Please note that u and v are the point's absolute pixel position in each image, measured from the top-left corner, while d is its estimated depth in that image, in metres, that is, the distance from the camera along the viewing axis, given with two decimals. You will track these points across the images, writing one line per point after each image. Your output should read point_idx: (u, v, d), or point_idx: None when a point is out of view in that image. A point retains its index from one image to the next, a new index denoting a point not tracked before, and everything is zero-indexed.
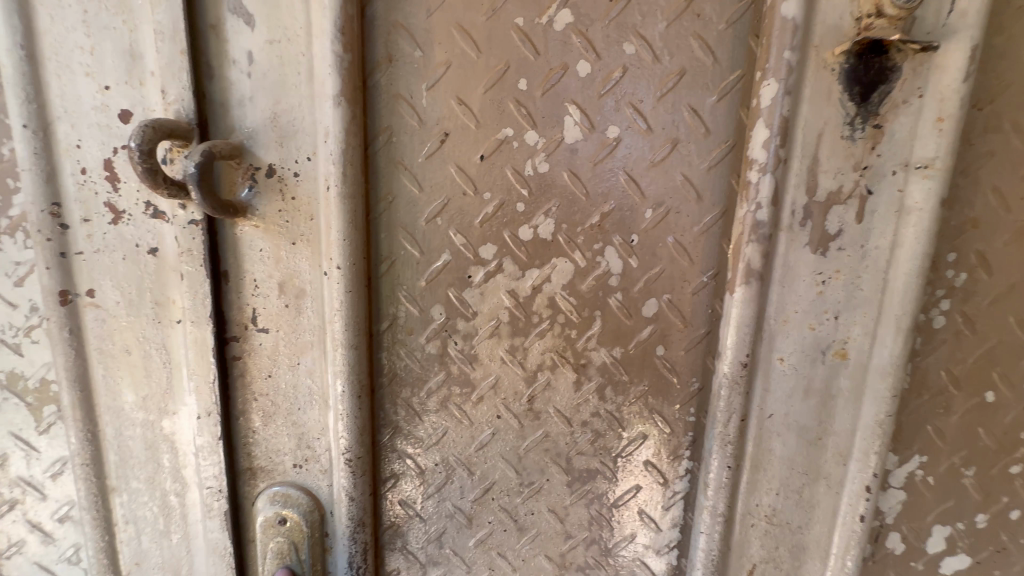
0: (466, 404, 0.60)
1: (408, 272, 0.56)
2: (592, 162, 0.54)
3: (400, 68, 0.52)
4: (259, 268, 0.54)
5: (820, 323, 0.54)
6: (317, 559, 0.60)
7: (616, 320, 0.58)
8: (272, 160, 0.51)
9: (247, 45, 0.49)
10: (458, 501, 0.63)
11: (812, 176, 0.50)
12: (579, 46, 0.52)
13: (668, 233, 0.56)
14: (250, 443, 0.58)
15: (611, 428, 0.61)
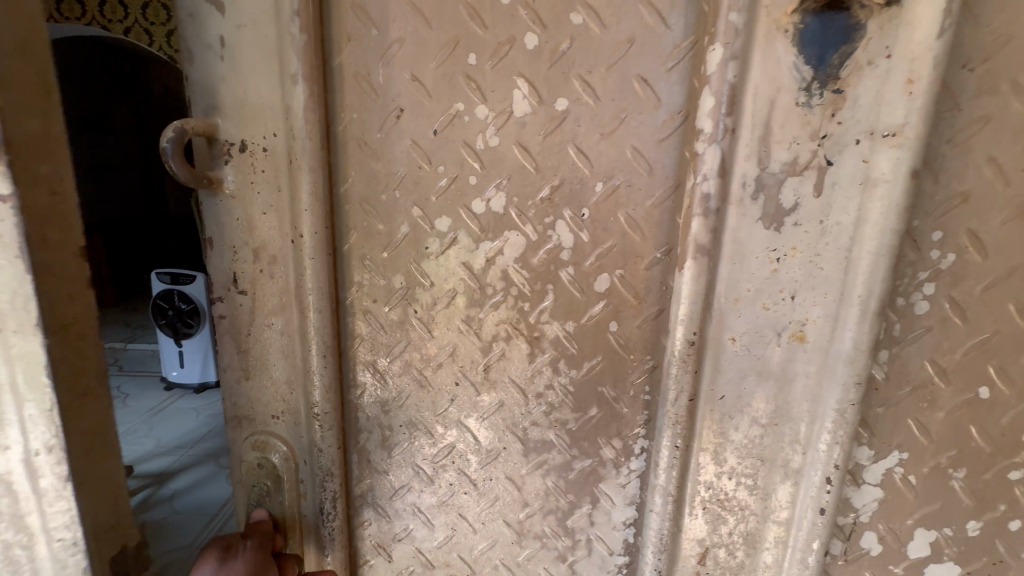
0: (426, 371, 0.63)
1: (370, 242, 0.60)
2: (541, 136, 0.54)
3: (357, 46, 0.54)
4: (236, 237, 0.59)
5: (775, 302, 0.51)
6: (293, 501, 0.66)
7: (568, 295, 0.58)
8: (243, 136, 0.56)
9: (219, 31, 0.54)
10: (421, 461, 0.66)
11: (764, 146, 0.47)
12: (525, 19, 0.52)
13: (619, 208, 0.55)
14: (236, 393, 0.65)
15: (566, 402, 0.62)
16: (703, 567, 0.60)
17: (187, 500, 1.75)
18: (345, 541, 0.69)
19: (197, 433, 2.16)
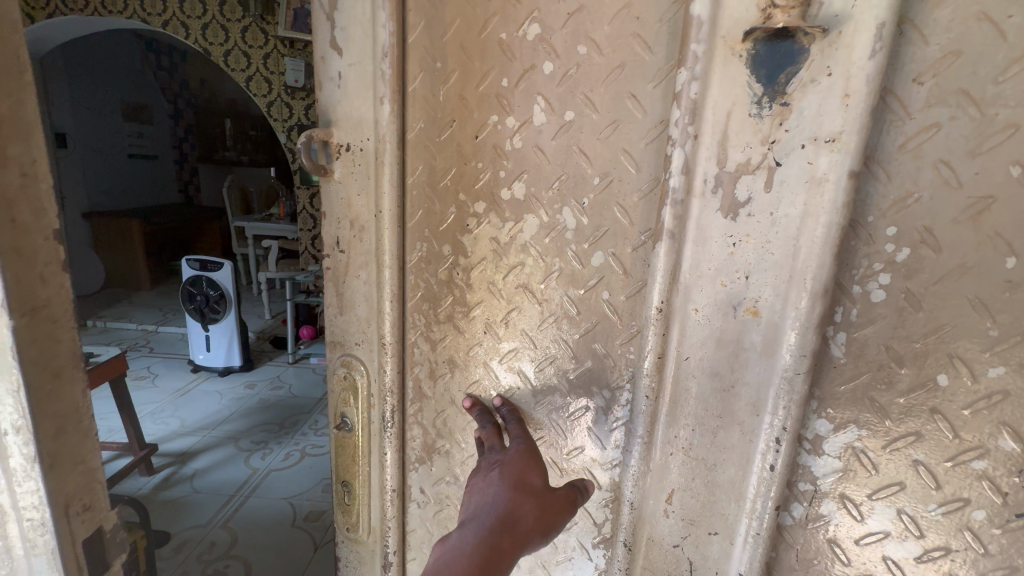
0: (462, 321, 0.82)
1: (429, 219, 0.79)
2: (552, 140, 0.70)
3: (425, 73, 0.74)
4: (339, 211, 0.81)
5: (731, 281, 0.61)
6: (365, 409, 0.89)
7: (572, 268, 0.73)
8: (349, 140, 0.77)
9: (337, 67, 0.75)
10: (455, 393, 0.85)
11: (722, 149, 0.58)
12: (543, 51, 0.68)
13: (614, 199, 0.68)
14: (333, 324, 0.88)
15: (566, 354, 0.76)
16: (670, 504, 0.71)
17: (204, 480, 2.39)
18: (397, 449, 0.89)
19: (216, 417, 2.93)
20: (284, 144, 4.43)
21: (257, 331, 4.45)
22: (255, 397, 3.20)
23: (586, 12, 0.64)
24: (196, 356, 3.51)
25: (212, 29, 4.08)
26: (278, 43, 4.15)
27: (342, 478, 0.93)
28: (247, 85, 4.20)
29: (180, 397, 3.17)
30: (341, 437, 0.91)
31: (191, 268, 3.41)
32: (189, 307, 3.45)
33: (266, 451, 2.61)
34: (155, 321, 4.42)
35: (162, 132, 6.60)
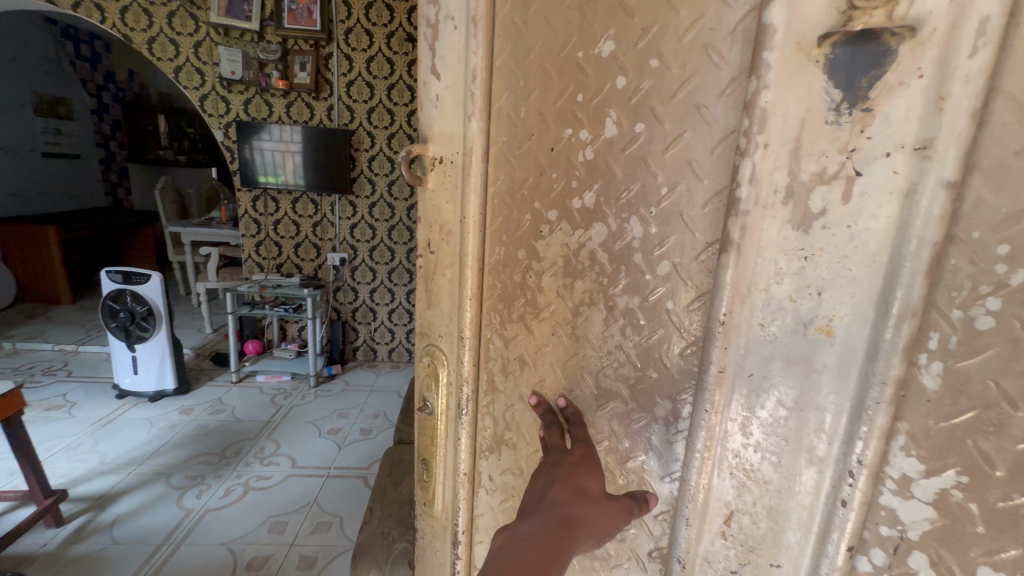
0: (532, 321, 0.88)
1: (507, 225, 0.87)
2: (622, 152, 0.75)
3: (511, 92, 0.81)
4: (430, 219, 0.93)
5: (801, 296, 0.61)
6: (444, 398, 0.98)
7: (636, 275, 0.77)
8: (443, 153, 0.87)
9: (434, 89, 0.86)
10: (520, 391, 0.91)
11: (796, 159, 0.58)
12: (617, 66, 0.73)
13: (681, 207, 0.71)
14: (419, 317, 1.00)
15: (630, 361, 0.80)
16: (728, 528, 0.72)
17: (125, 532, 2.89)
18: (469, 437, 0.97)
19: (140, 453, 3.67)
20: (221, 141, 5.01)
21: (195, 347, 5.66)
22: (179, 430, 4.03)
23: (657, 28, 0.69)
24: (123, 379, 4.45)
25: (134, 13, 4.66)
26: (210, 31, 4.72)
27: (423, 457, 1.03)
28: (176, 75, 4.78)
29: (100, 428, 3.97)
30: (423, 418, 1.01)
31: (115, 284, 4.32)
32: (113, 325, 4.35)
33: (202, 487, 3.31)
34: (75, 339, 5.31)
35: (84, 130, 7.44)
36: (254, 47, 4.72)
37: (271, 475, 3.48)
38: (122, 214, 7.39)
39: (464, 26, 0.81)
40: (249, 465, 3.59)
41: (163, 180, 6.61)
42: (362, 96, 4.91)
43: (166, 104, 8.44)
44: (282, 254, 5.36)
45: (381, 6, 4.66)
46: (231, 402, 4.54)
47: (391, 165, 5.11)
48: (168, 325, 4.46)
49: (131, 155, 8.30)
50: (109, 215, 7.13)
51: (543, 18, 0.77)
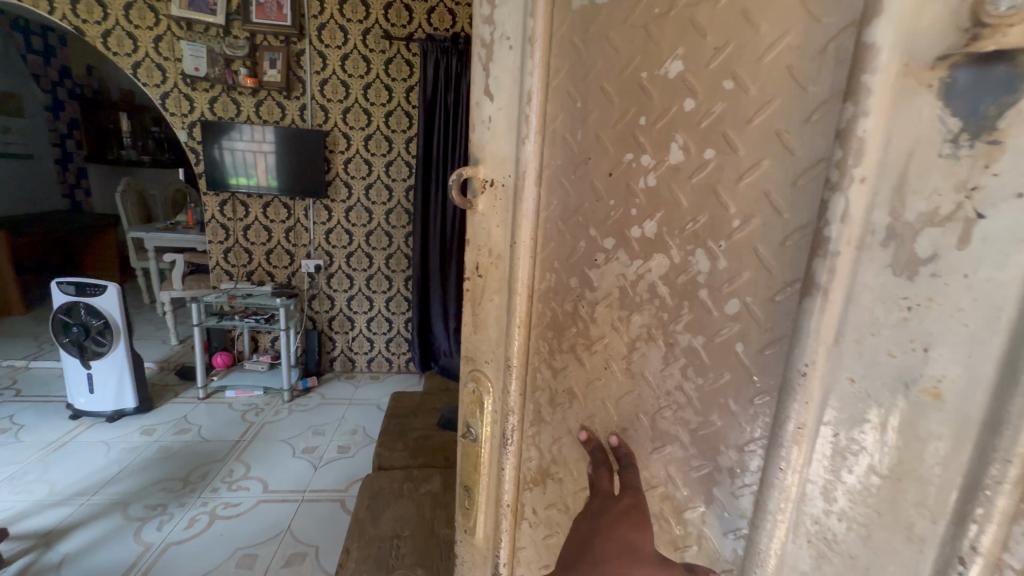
0: (584, 353, 0.90)
1: (559, 251, 0.89)
2: (689, 180, 0.71)
3: (565, 118, 0.84)
4: (482, 241, 0.99)
5: (902, 352, 0.56)
6: (489, 425, 1.06)
7: (702, 310, 0.74)
8: (496, 177, 0.93)
9: (489, 113, 0.92)
10: (570, 421, 0.93)
11: (899, 197, 0.54)
12: (686, 87, 0.69)
13: (756, 242, 0.67)
14: (468, 339, 1.08)
15: (692, 403, 0.77)
16: None
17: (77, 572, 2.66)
18: (513, 466, 1.03)
19: (98, 480, 3.42)
20: (185, 141, 4.74)
21: (158, 361, 5.31)
22: (144, 452, 3.78)
23: (733, 47, 0.65)
24: (78, 399, 4.14)
25: (87, 4, 4.39)
26: (171, 25, 4.48)
27: (466, 482, 1.12)
28: (134, 71, 4.50)
29: (55, 452, 3.70)
30: (468, 444, 1.10)
31: (68, 294, 4.03)
32: (66, 340, 4.04)
33: (164, 518, 3.10)
34: (28, 356, 5.09)
35: (38, 131, 7.04)
36: (220, 43, 4.51)
37: (241, 502, 3.28)
38: (79, 217, 7.07)
39: (521, 48, 0.85)
40: (216, 490, 3.39)
41: (124, 181, 6.27)
42: (337, 95, 4.75)
43: (128, 102, 8.06)
44: (252, 261, 5.10)
45: (356, 2, 4.57)
46: (197, 421, 4.28)
47: (368, 167, 4.99)
48: (127, 339, 4.16)
49: (90, 155, 7.90)
50: (64, 219, 6.79)
51: (604, 38, 0.77)
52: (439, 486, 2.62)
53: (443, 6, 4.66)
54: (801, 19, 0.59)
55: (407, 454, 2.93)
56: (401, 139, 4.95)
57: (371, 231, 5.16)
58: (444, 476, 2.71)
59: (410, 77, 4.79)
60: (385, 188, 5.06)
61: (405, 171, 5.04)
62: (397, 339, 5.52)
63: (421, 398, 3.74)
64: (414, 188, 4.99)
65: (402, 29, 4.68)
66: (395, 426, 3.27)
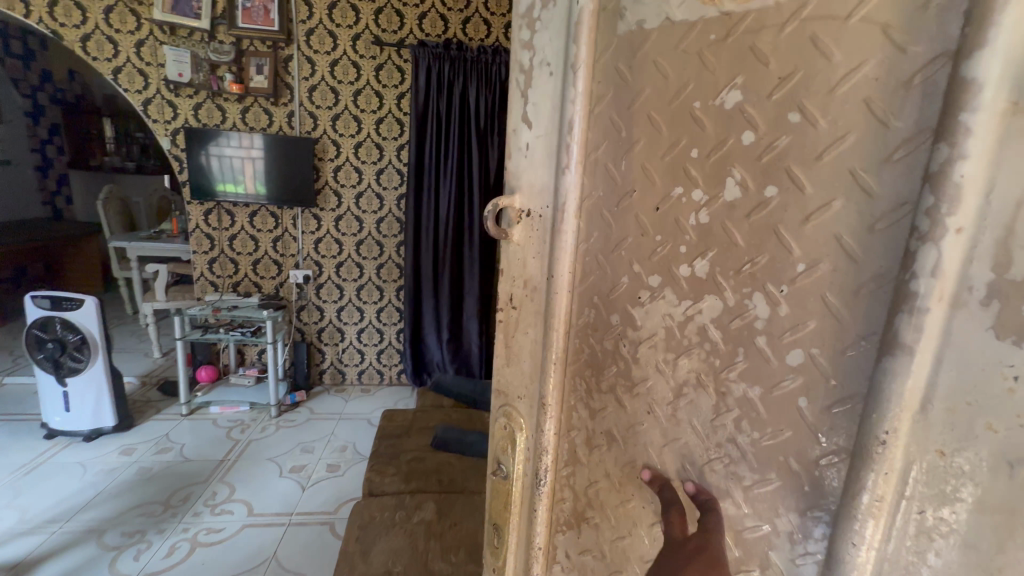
0: (625, 395, 0.85)
1: (599, 286, 0.84)
2: (746, 218, 0.67)
3: (610, 148, 0.79)
4: (515, 273, 0.94)
5: (1005, 426, 0.49)
6: (521, 463, 0.99)
7: (758, 360, 0.68)
8: (533, 207, 0.88)
9: (527, 139, 0.88)
10: (610, 465, 0.88)
11: (1005, 250, 0.47)
12: (744, 119, 0.65)
13: (824, 289, 0.61)
14: (497, 373, 1.02)
15: (745, 458, 0.71)
16: None
17: None
18: (547, 509, 0.96)
19: (72, 505, 3.25)
20: (168, 149, 4.60)
21: (139, 377, 5.09)
22: (122, 473, 3.61)
23: (801, 76, 0.60)
24: (54, 418, 3.95)
25: (65, 7, 4.20)
26: (154, 29, 4.35)
27: (494, 520, 1.05)
28: (115, 76, 4.35)
29: (27, 475, 3.51)
30: (497, 482, 1.03)
31: (43, 308, 3.85)
32: (41, 356, 3.85)
33: (141, 547, 2.93)
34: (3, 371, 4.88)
35: (17, 136, 6.85)
36: (205, 48, 4.39)
37: (224, 527, 3.13)
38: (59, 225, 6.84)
39: (562, 74, 0.81)
40: (198, 515, 3.23)
41: (106, 188, 6.07)
42: (326, 102, 4.65)
43: (113, 108, 7.89)
44: (238, 271, 4.95)
45: (346, 7, 4.49)
46: (180, 439, 4.10)
47: (358, 175, 4.88)
48: (105, 354, 3.97)
49: (72, 161, 7.63)
50: (43, 228, 6.59)
51: (654, 65, 0.73)
52: (433, 513, 2.52)
53: (435, 11, 4.60)
54: (882, 47, 0.54)
55: (398, 478, 2.83)
56: (393, 146, 4.87)
57: (362, 240, 5.05)
58: (438, 502, 2.61)
59: (401, 83, 4.72)
60: (376, 197, 4.96)
61: (396, 180, 4.95)
62: (388, 350, 5.39)
63: (413, 416, 3.63)
64: (406, 197, 4.90)
65: (393, 35, 4.61)
66: (386, 448, 3.16)
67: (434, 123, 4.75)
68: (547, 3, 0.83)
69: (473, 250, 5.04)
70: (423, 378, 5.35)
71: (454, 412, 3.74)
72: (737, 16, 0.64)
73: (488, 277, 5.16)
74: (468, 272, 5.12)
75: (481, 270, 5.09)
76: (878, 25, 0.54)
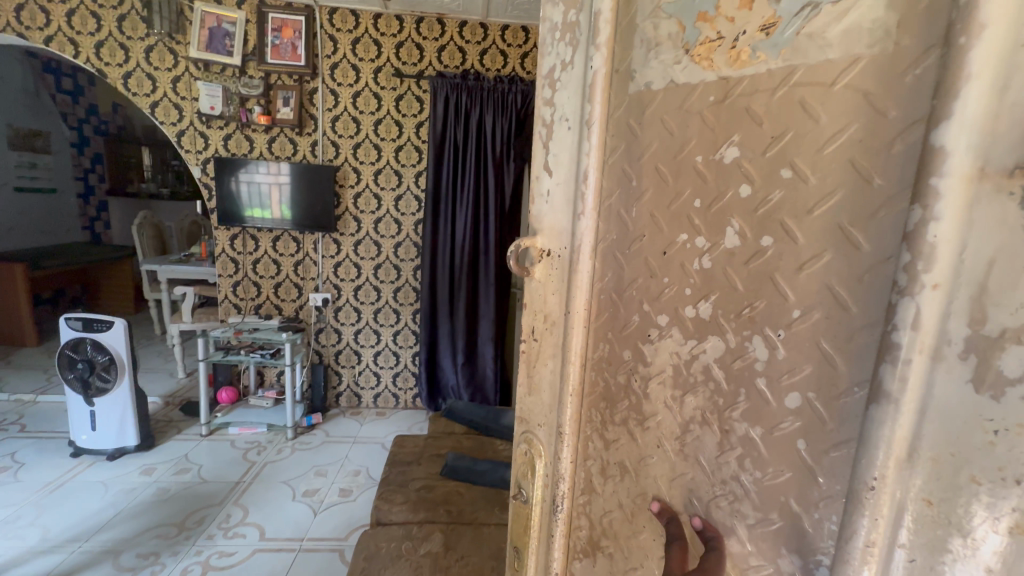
0: (636, 429, 0.87)
1: (612, 322, 0.88)
2: (745, 265, 0.70)
3: (621, 195, 0.85)
4: (535, 307, 0.99)
5: (989, 479, 0.51)
6: (541, 488, 1.02)
7: (759, 400, 0.71)
8: (551, 248, 0.93)
9: (548, 186, 0.94)
10: (622, 497, 0.90)
11: (980, 307, 0.50)
12: (742, 174, 0.70)
13: (818, 335, 0.64)
14: (519, 402, 1.06)
15: (749, 496, 0.72)
16: None
17: None
18: (564, 535, 0.99)
19: (92, 523, 3.32)
20: (199, 177, 4.82)
21: (164, 396, 5.24)
22: (142, 493, 3.69)
23: (792, 136, 0.64)
24: (81, 437, 4.07)
25: (110, 47, 4.50)
26: (189, 66, 4.61)
27: (515, 544, 1.08)
28: (153, 110, 4.62)
29: (53, 492, 3.62)
30: (519, 505, 1.06)
31: (74, 329, 3.99)
32: (72, 377, 3.99)
33: (155, 569, 2.97)
34: (36, 389, 5.06)
35: (62, 165, 7.27)
36: (236, 83, 4.63)
37: (235, 551, 3.16)
38: (95, 248, 7.16)
39: (578, 129, 0.87)
40: (211, 538, 3.26)
41: (141, 214, 6.36)
42: (348, 131, 4.85)
43: (151, 137, 8.31)
44: (261, 294, 5.10)
45: (369, 42, 4.71)
46: (198, 460, 4.17)
47: (377, 202, 5.04)
48: (131, 375, 4.12)
49: (110, 189, 8.03)
50: (80, 251, 6.92)
51: (660, 122, 0.79)
52: (440, 546, 2.51)
53: (453, 43, 4.80)
54: (865, 113, 0.58)
55: (406, 508, 2.82)
56: (411, 173, 5.02)
57: (380, 264, 5.17)
58: (446, 534, 2.61)
59: (420, 113, 4.91)
60: (394, 222, 5.10)
61: (414, 206, 5.08)
62: (404, 373, 5.43)
63: (425, 443, 3.64)
64: (423, 222, 5.03)
65: (413, 67, 4.82)
66: (397, 475, 3.17)
67: (451, 150, 4.89)
68: (566, 64, 0.89)
69: (488, 274, 5.12)
70: (438, 402, 5.38)
71: (466, 439, 3.74)
72: (734, 80, 0.69)
73: (503, 301, 5.21)
74: (483, 296, 5.18)
75: (496, 294, 5.14)
76: (861, 92, 0.58)
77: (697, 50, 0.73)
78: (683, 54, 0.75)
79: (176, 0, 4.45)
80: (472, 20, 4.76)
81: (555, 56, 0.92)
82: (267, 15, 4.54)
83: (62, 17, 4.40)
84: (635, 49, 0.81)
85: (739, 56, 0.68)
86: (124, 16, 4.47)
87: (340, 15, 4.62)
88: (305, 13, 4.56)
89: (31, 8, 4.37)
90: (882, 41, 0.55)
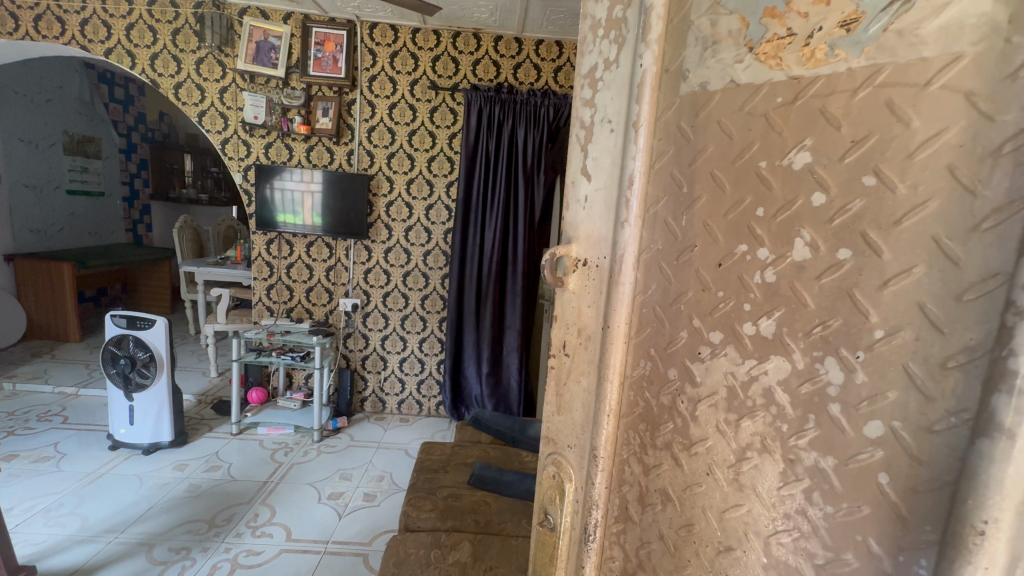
0: (682, 454, 0.82)
1: (656, 338, 0.83)
2: (817, 279, 0.65)
3: (673, 200, 0.80)
4: (570, 320, 0.94)
5: None
6: (569, 514, 0.95)
7: (830, 429, 0.64)
8: (592, 258, 0.89)
9: (587, 192, 0.90)
10: (664, 528, 0.84)
11: None
12: (813, 180, 0.65)
13: (905, 358, 0.58)
14: (550, 422, 1.01)
15: (816, 535, 0.66)
16: None
17: None
18: (594, 567, 0.92)
19: (128, 516, 3.42)
20: (240, 183, 4.98)
21: (197, 395, 5.39)
22: (176, 487, 3.78)
23: (875, 140, 0.59)
24: (121, 431, 4.21)
25: (164, 59, 4.73)
26: (236, 78, 4.78)
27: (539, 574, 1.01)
28: (200, 118, 4.82)
29: (92, 483, 3.75)
30: (544, 533, 1.00)
31: (119, 326, 4.14)
32: (114, 372, 4.13)
33: (185, 564, 3.02)
34: (76, 383, 5.26)
35: (110, 170, 7.65)
36: (279, 93, 4.79)
37: (263, 551, 3.18)
38: (139, 250, 7.48)
39: (623, 131, 0.82)
40: (240, 536, 3.30)
41: (182, 217, 6.61)
42: (383, 141, 4.94)
43: (194, 145, 8.68)
44: (293, 298, 5.21)
45: (406, 55, 4.81)
46: (228, 458, 4.25)
47: (409, 210, 5.10)
48: (170, 372, 4.24)
49: (154, 193, 8.39)
50: (126, 252, 7.25)
51: (717, 124, 0.74)
52: (468, 555, 2.46)
53: (487, 57, 4.84)
54: (968, 114, 0.53)
55: (435, 515, 2.80)
56: (442, 183, 5.06)
57: (408, 271, 5.21)
58: (474, 544, 2.56)
59: (453, 124, 4.96)
60: (424, 231, 5.14)
61: (444, 215, 5.12)
62: (428, 380, 5.44)
63: (451, 451, 3.61)
64: (453, 231, 5.05)
65: (448, 80, 4.89)
66: (424, 482, 3.14)
67: (483, 161, 4.92)
68: (610, 64, 0.86)
69: (515, 284, 5.08)
70: (461, 411, 5.36)
71: (492, 449, 3.68)
72: (806, 80, 0.65)
73: (530, 313, 5.16)
74: (510, 306, 5.14)
75: (523, 303, 5.10)
76: (961, 92, 0.53)
77: (762, 49, 0.69)
78: (746, 53, 0.70)
79: (227, 15, 4.64)
80: (507, 35, 4.80)
81: (596, 54, 0.88)
82: (311, 29, 4.68)
83: (121, 31, 4.65)
84: (689, 47, 0.76)
85: (814, 54, 0.64)
86: (178, 30, 4.69)
87: (380, 29, 4.74)
88: (347, 28, 4.69)
89: (94, 22, 4.63)
90: (990, 37, 0.51)
